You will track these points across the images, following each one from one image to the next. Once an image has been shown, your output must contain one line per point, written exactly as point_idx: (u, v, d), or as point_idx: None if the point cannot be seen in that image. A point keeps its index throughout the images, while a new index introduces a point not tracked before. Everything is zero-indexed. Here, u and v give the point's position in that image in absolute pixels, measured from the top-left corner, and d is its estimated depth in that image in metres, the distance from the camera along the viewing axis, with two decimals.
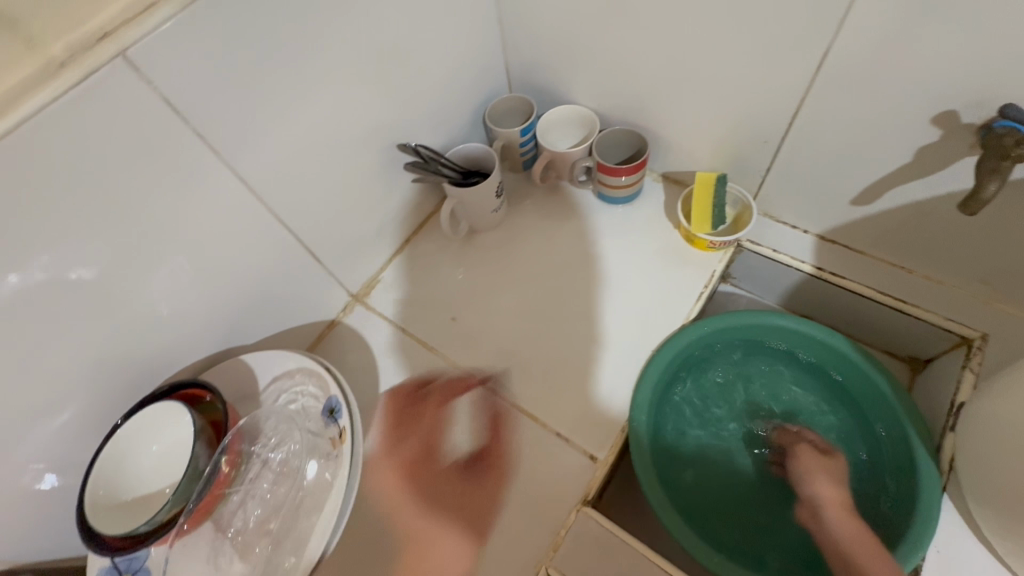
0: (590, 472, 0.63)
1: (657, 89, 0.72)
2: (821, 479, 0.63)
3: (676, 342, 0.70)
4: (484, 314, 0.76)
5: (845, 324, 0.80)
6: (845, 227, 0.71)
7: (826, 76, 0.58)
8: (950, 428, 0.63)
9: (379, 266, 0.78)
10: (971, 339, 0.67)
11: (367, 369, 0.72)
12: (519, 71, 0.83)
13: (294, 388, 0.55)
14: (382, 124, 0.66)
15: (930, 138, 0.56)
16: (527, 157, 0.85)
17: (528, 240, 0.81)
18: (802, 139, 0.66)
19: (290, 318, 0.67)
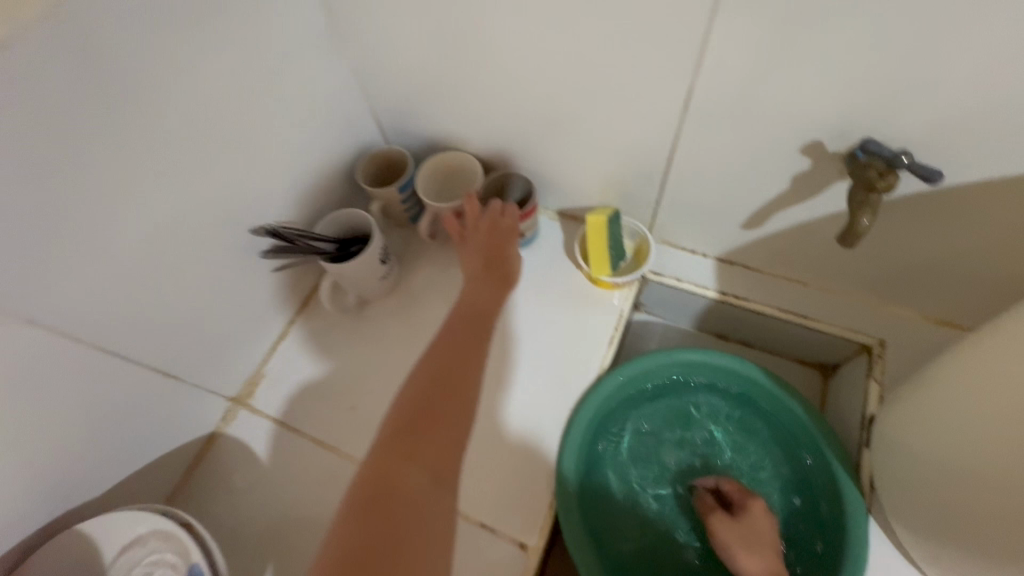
0: (522, 564, 0.59)
1: (534, 134, 0.69)
2: (746, 553, 0.59)
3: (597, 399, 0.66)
4: (386, 396, 0.70)
5: (756, 339, 0.79)
6: (739, 249, 0.70)
7: (694, 110, 0.55)
8: (865, 444, 0.62)
9: (260, 360, 0.72)
10: (870, 347, 0.66)
11: (260, 482, 0.66)
12: (390, 122, 0.77)
13: (147, 559, 0.48)
14: (226, 218, 0.59)
15: (804, 165, 0.54)
16: (413, 212, 0.79)
17: (421, 303, 0.76)
18: (684, 171, 0.63)
19: (147, 449, 0.60)
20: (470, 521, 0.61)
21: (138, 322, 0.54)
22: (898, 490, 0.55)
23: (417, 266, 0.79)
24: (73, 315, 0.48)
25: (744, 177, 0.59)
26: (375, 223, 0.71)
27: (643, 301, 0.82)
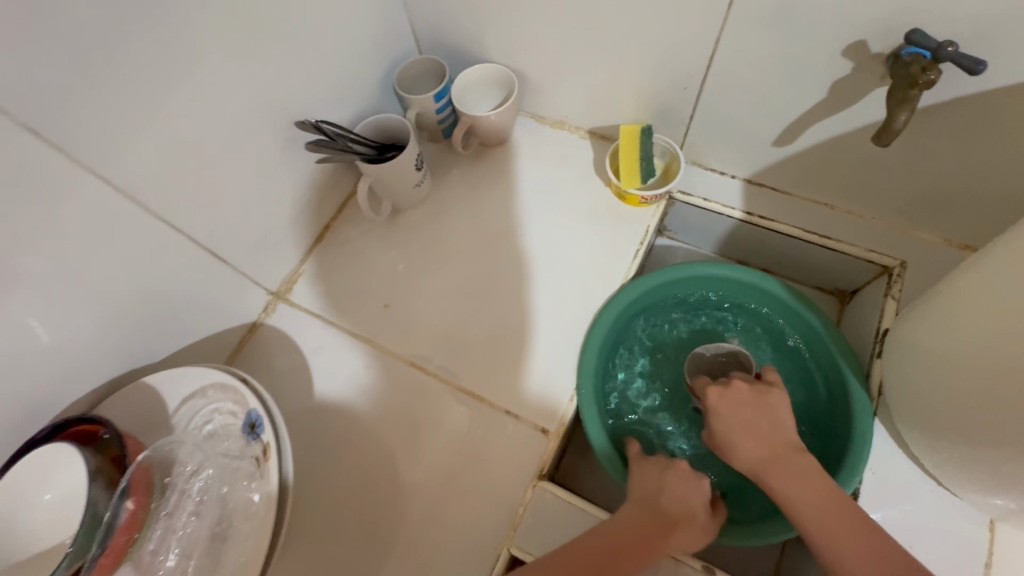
0: (542, 445, 0.63)
1: (570, 43, 0.68)
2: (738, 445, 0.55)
3: (615, 307, 0.70)
4: (417, 296, 0.73)
5: (777, 264, 0.81)
6: (767, 167, 0.70)
7: (736, 15, 0.55)
8: (877, 355, 0.65)
9: (297, 260, 0.75)
10: (891, 267, 0.68)
11: (299, 368, 0.70)
12: (426, 31, 0.77)
13: (208, 406, 0.52)
14: (271, 109, 0.62)
15: (844, 71, 0.54)
16: (446, 124, 0.80)
17: (452, 213, 0.78)
18: (720, 83, 0.63)
19: (198, 329, 0.65)
20: (494, 407, 0.66)
21: (190, 198, 0.57)
22: (906, 389, 0.57)
23: (448, 178, 0.81)
24: (132, 179, 0.51)
25: (781, 87, 0.59)
26: (412, 130, 0.72)
27: (667, 225, 0.83)
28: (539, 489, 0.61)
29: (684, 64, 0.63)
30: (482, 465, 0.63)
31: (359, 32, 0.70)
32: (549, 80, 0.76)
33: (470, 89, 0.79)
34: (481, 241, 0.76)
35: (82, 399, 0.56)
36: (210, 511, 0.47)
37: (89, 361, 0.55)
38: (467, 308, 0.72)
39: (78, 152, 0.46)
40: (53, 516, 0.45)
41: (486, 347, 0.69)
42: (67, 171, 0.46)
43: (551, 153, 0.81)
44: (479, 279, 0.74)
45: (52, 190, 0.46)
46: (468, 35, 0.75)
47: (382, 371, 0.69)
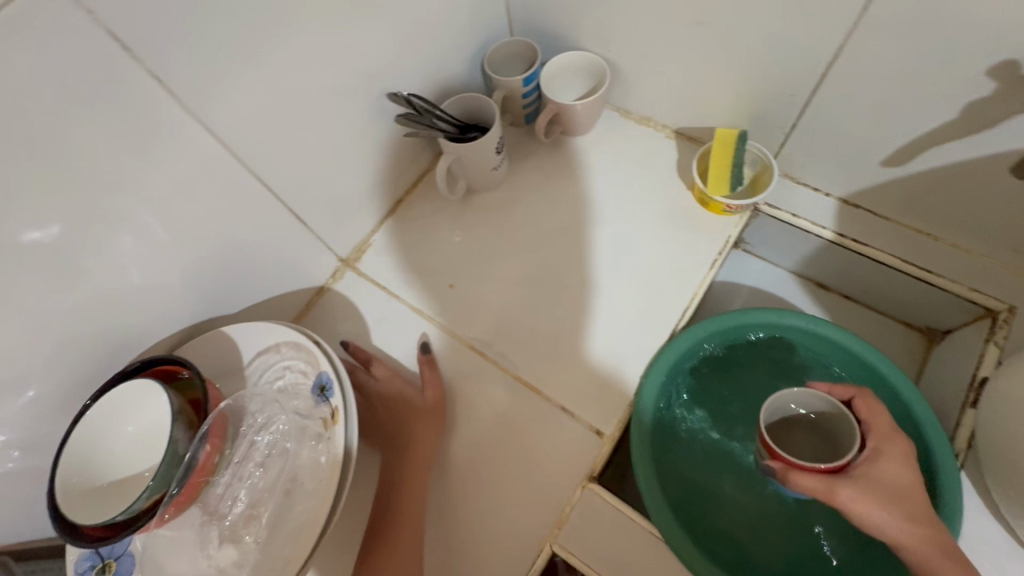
0: (594, 447, 0.62)
1: (672, 36, 0.66)
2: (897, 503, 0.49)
3: (680, 344, 0.66)
4: (482, 280, 0.73)
5: (862, 292, 0.76)
6: (869, 188, 0.66)
7: (869, 20, 0.51)
8: (970, 404, 0.60)
9: (369, 230, 0.76)
10: (997, 312, 0.62)
11: (361, 336, 0.71)
12: (521, 11, 0.76)
13: (281, 362, 0.53)
14: (366, 78, 0.62)
15: (983, 91, 0.50)
16: (530, 110, 0.79)
17: (526, 200, 0.77)
18: (833, 93, 0.59)
19: (273, 286, 0.67)
20: (552, 403, 0.65)
21: (282, 156, 0.59)
22: (1000, 444, 0.53)
23: (524, 164, 0.80)
24: (234, 131, 0.53)
25: (903, 103, 0.55)
26: (497, 112, 0.72)
27: (745, 238, 0.80)
28: (587, 490, 0.60)
29: (796, 69, 0.59)
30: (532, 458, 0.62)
31: (457, 7, 0.69)
32: (641, 73, 0.73)
33: (558, 76, 0.78)
34: (553, 232, 0.75)
35: (164, 340, 0.58)
36: (274, 465, 0.48)
37: (174, 305, 0.57)
38: (530, 298, 0.71)
39: (193, 102, 0.48)
40: (131, 449, 0.47)
41: (547, 341, 0.68)
42: (179, 117, 0.48)
43: (633, 150, 0.78)
44: (547, 270, 0.73)
45: (163, 134, 0.48)
46: (564, 20, 0.73)
47: (441, 350, 0.70)
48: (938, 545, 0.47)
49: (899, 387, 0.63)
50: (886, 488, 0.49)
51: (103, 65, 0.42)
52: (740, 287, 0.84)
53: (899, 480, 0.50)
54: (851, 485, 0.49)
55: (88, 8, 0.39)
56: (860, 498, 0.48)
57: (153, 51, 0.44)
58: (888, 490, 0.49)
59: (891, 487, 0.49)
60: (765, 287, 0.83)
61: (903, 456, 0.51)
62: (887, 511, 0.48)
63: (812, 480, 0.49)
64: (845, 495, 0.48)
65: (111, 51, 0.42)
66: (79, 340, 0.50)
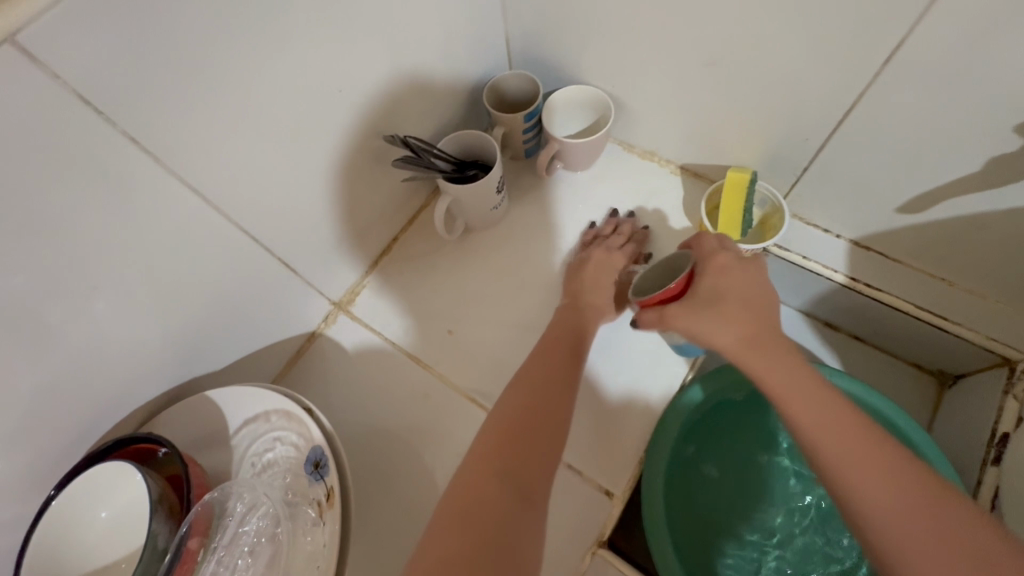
0: (605, 509, 0.59)
1: (680, 75, 0.63)
2: (727, 310, 0.50)
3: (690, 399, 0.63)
4: (483, 325, 0.70)
5: (871, 333, 0.74)
6: (883, 232, 0.64)
7: (890, 70, 0.49)
8: (992, 461, 0.59)
9: (363, 270, 0.73)
10: (1014, 362, 0.61)
11: (354, 386, 0.68)
12: (521, 43, 0.73)
13: (269, 434, 0.50)
14: (362, 119, 0.59)
15: (1009, 146, 0.48)
16: (530, 144, 0.76)
17: (526, 238, 0.74)
18: (848, 139, 0.57)
19: (261, 337, 0.63)
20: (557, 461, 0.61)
21: (270, 204, 0.55)
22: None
23: (524, 201, 0.77)
24: (216, 185, 0.49)
25: (922, 153, 0.53)
26: (497, 149, 0.69)
27: None
28: (598, 557, 0.57)
29: (810, 114, 0.57)
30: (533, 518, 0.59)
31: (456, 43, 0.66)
32: (646, 110, 0.71)
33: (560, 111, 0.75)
34: (556, 274, 0.72)
35: (143, 403, 0.54)
36: (263, 554, 0.44)
37: (154, 366, 0.53)
38: (534, 345, 0.68)
39: (172, 159, 0.44)
40: (104, 536, 0.44)
41: None
42: (158, 176, 0.44)
43: (637, 186, 0.76)
44: (549, 314, 0.70)
45: (141, 191, 0.44)
46: (566, 54, 0.70)
47: (438, 401, 0.66)
48: (855, 459, 0.43)
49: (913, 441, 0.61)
50: (704, 300, 0.51)
51: (74, 124, 0.38)
52: None
53: (720, 290, 0.51)
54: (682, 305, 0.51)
55: (56, 74, 0.36)
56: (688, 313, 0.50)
57: (131, 108, 0.40)
58: (704, 303, 0.51)
59: (707, 297, 0.51)
60: None
61: (724, 272, 0.52)
62: (724, 321, 0.49)
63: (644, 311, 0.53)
64: (671, 311, 0.51)
65: (82, 113, 0.38)
66: (49, 416, 0.46)
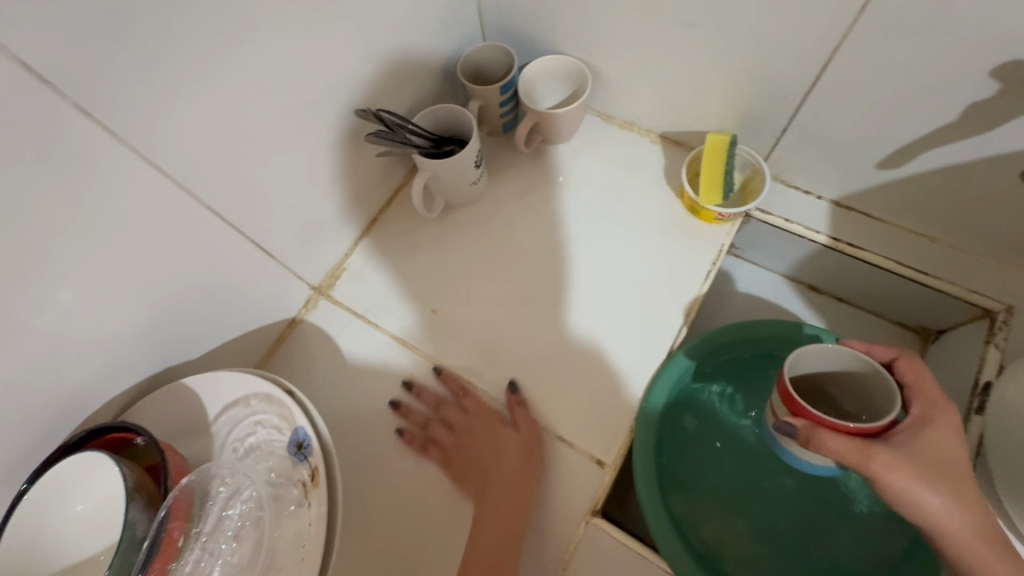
0: (597, 477, 0.58)
1: (656, 38, 0.62)
2: (941, 474, 0.42)
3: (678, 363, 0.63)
4: (467, 303, 0.69)
5: (854, 294, 0.74)
6: (864, 191, 0.64)
7: (865, 20, 0.48)
8: (976, 410, 0.59)
9: (343, 253, 0.71)
10: (995, 312, 0.61)
11: (339, 370, 0.67)
12: (494, 14, 0.71)
13: (251, 417, 0.48)
14: (332, 94, 0.57)
15: (986, 93, 0.48)
16: (507, 118, 0.75)
17: (508, 214, 0.73)
18: (826, 95, 0.56)
19: (239, 324, 0.61)
20: (548, 434, 0.61)
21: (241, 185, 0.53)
22: (1013, 456, 0.51)
23: (504, 176, 0.75)
24: (181, 166, 0.47)
25: (901, 106, 0.53)
26: (473, 122, 0.67)
27: (736, 242, 0.77)
28: (592, 526, 0.56)
29: (787, 71, 0.57)
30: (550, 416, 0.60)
31: (426, 14, 0.64)
32: (624, 77, 0.70)
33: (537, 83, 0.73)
34: (539, 248, 0.71)
35: (118, 395, 0.52)
36: (249, 538, 0.43)
37: (126, 356, 0.51)
38: (520, 320, 0.67)
39: (129, 137, 0.42)
40: (83, 529, 0.42)
41: (540, 366, 0.65)
42: (118, 156, 0.42)
43: (618, 156, 0.75)
44: (533, 289, 0.69)
45: (100, 173, 0.42)
46: (540, 23, 0.69)
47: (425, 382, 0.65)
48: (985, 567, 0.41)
49: None
50: (933, 458, 0.42)
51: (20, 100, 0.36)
52: (731, 293, 0.82)
53: (952, 450, 0.43)
54: (890, 450, 0.42)
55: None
56: (901, 465, 0.42)
57: (82, 82, 0.38)
58: (932, 459, 0.42)
59: (939, 456, 0.43)
60: (756, 293, 0.81)
61: (953, 426, 0.44)
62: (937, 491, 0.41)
63: (842, 441, 0.43)
64: (882, 460, 0.42)
65: (24, 85, 0.35)
66: (16, 411, 0.44)
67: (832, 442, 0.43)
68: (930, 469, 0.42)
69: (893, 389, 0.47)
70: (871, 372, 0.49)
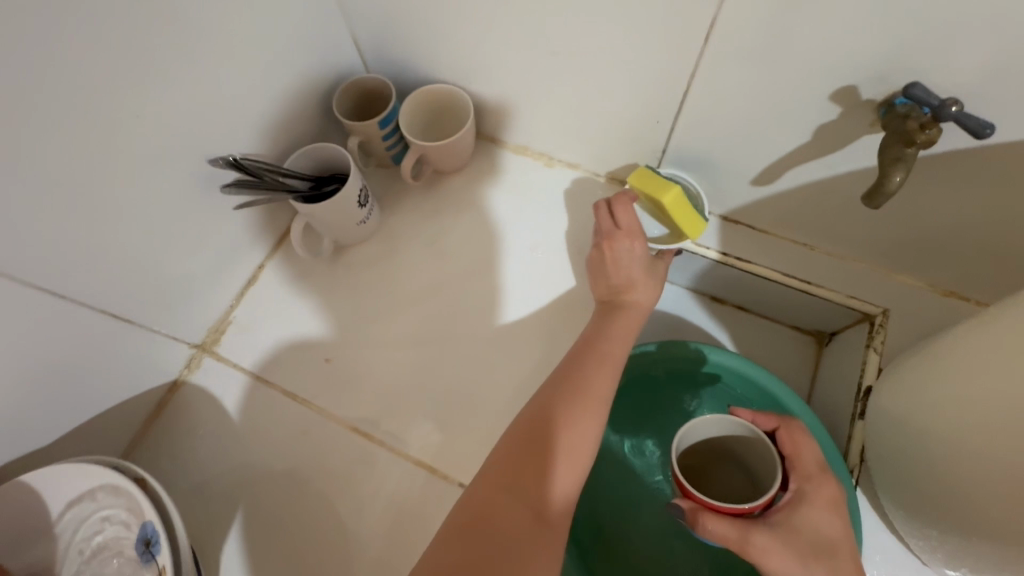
0: None
1: (529, 67, 0.61)
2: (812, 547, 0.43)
3: None
4: (365, 348, 0.66)
5: (751, 302, 0.76)
6: (744, 206, 0.65)
7: (716, 48, 0.49)
8: (859, 415, 0.61)
9: (228, 305, 0.67)
10: (873, 315, 0.63)
11: (228, 433, 0.63)
12: (370, 44, 0.68)
13: (99, 512, 0.44)
14: (184, 147, 0.53)
15: (830, 114, 0.49)
16: (395, 150, 0.72)
17: (402, 250, 0.71)
18: (696, 119, 0.57)
19: (104, 398, 0.56)
20: (450, 481, 0.60)
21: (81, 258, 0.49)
22: (889, 463, 0.54)
23: (398, 210, 0.73)
24: None
25: (762, 129, 0.54)
26: (353, 160, 0.64)
27: None
28: None
29: (656, 99, 0.57)
30: (556, 480, 0.42)
31: (290, 51, 0.60)
32: (509, 105, 0.68)
33: (423, 112, 0.71)
34: (437, 285, 0.69)
35: None
36: None
37: None
38: (420, 363, 0.65)
39: None
40: None
41: (444, 410, 0.63)
42: None
43: (515, 182, 0.74)
44: (433, 327, 0.67)
45: None
46: (417, 53, 0.66)
47: (322, 437, 0.62)
48: None
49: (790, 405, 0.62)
50: (804, 540, 0.44)
51: None
52: None
53: (822, 530, 0.45)
54: (767, 531, 0.43)
55: None
56: (773, 544, 0.43)
57: None
58: (804, 535, 0.44)
59: (811, 536, 0.44)
60: None
61: (828, 498, 0.46)
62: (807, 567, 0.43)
63: (725, 524, 0.43)
64: (759, 544, 0.43)
65: None
66: None
67: (715, 527, 0.43)
68: (800, 548, 0.43)
69: (774, 457, 0.48)
70: (757, 443, 0.49)
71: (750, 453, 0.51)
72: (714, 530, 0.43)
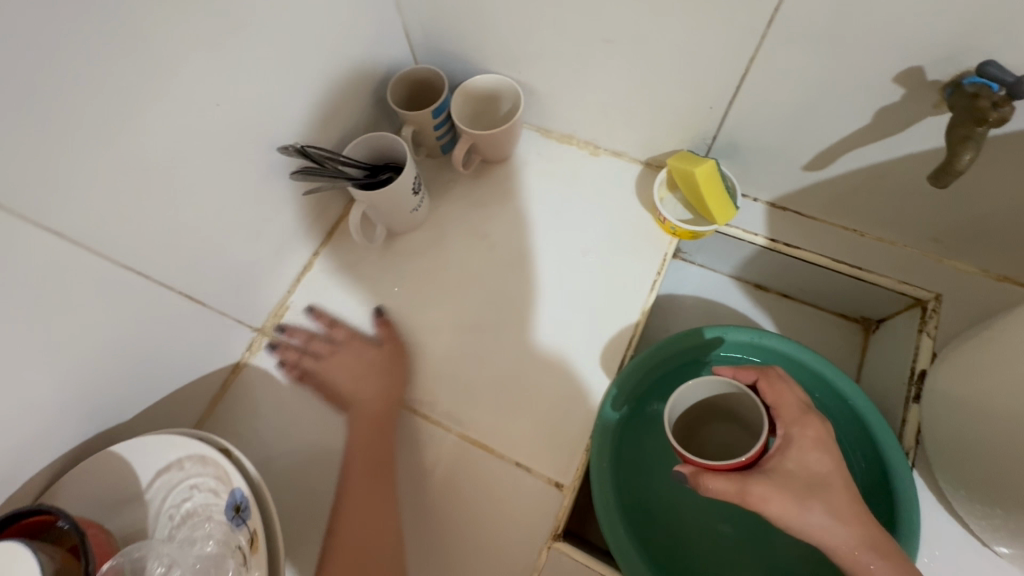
0: (556, 500, 0.59)
1: (581, 55, 0.62)
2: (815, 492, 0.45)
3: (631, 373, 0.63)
4: (417, 332, 0.68)
5: (797, 289, 0.76)
6: (794, 192, 0.65)
7: (777, 32, 0.49)
8: (914, 399, 0.62)
9: (286, 290, 0.69)
10: (925, 300, 0.64)
11: (288, 412, 0.65)
12: (421, 36, 0.70)
13: (186, 482, 0.47)
14: (254, 135, 0.55)
15: (891, 96, 0.49)
16: (444, 140, 0.74)
17: (452, 237, 0.72)
18: (750, 104, 0.57)
19: (176, 378, 0.59)
20: (505, 459, 0.61)
21: (162, 241, 0.51)
22: (946, 446, 0.54)
23: (447, 198, 0.75)
24: (87, 228, 0.44)
25: (820, 112, 0.54)
26: (407, 148, 0.66)
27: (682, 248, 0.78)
28: (554, 550, 0.57)
29: (711, 84, 0.57)
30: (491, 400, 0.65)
31: (348, 42, 0.62)
32: (557, 93, 0.69)
33: (472, 102, 0.72)
34: (487, 271, 0.70)
35: (43, 470, 0.49)
36: None
37: (49, 431, 0.48)
38: (472, 346, 0.67)
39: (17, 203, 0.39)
40: None
41: (498, 392, 0.64)
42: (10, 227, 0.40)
43: (561, 170, 0.75)
44: (484, 312, 0.68)
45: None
46: (468, 43, 0.68)
47: None
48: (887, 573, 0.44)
49: (842, 389, 0.63)
50: (800, 480, 0.46)
51: None
52: (683, 295, 0.83)
53: (812, 468, 0.47)
54: (764, 479, 0.46)
55: None
56: (773, 491, 0.45)
57: None
58: (802, 481, 0.46)
59: (805, 477, 0.46)
60: (706, 294, 0.82)
61: (816, 438, 0.48)
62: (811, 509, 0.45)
63: (719, 479, 0.46)
64: (757, 492, 0.45)
65: None
66: None
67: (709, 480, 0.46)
68: (799, 489, 0.45)
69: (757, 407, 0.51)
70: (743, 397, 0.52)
71: (741, 407, 0.54)
72: (710, 483, 0.46)
